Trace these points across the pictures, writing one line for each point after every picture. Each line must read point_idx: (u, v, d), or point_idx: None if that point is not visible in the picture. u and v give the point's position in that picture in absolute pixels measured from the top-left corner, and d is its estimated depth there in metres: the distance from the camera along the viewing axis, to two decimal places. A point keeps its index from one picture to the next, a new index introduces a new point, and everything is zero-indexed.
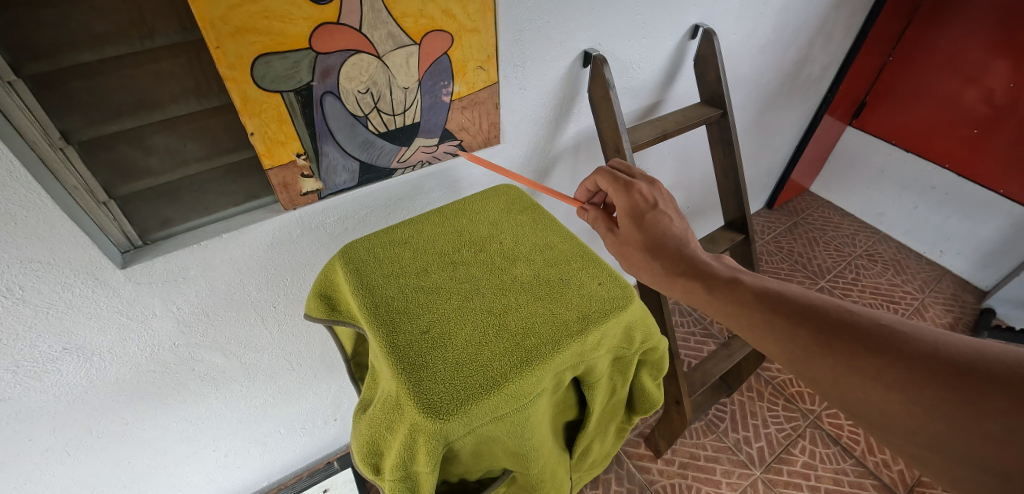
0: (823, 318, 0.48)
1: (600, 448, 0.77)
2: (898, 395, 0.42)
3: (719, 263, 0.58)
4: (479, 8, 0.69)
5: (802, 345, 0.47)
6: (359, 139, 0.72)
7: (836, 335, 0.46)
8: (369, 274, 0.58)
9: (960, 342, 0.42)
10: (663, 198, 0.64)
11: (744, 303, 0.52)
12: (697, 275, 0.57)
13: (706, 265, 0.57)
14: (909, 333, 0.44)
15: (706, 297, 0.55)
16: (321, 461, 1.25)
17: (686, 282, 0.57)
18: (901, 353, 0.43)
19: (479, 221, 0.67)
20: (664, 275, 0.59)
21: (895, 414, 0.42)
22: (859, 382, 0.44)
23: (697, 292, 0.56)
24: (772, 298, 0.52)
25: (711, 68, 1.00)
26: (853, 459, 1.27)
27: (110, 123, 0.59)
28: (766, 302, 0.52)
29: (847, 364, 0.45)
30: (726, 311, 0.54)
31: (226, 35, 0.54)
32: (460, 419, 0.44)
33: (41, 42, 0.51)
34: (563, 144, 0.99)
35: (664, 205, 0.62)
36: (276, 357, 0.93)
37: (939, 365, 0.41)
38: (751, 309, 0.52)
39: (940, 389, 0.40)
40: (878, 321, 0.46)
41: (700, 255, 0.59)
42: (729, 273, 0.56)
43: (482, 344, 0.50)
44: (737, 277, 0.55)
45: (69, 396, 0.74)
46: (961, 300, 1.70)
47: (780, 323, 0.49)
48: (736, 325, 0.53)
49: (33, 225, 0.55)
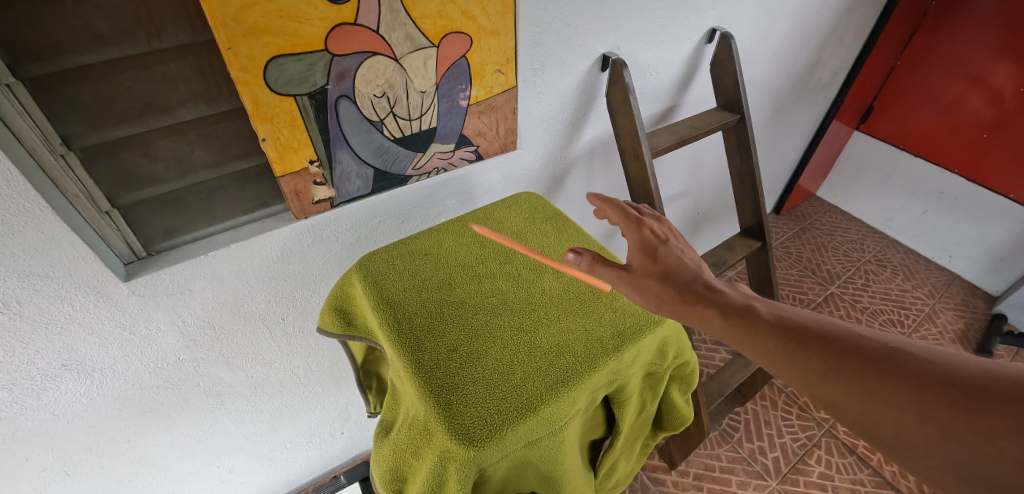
0: (833, 341, 0.43)
1: (623, 466, 0.73)
2: (911, 418, 0.37)
3: (733, 290, 0.50)
4: (499, 9, 0.67)
5: (814, 370, 0.42)
6: (373, 145, 0.69)
7: (846, 357, 0.41)
8: (390, 288, 0.55)
9: (971, 362, 0.37)
10: (674, 236, 0.56)
11: (754, 328, 0.46)
12: (715, 301, 0.49)
13: (717, 292, 0.50)
14: (920, 354, 0.39)
15: (716, 322, 0.48)
16: (327, 475, 1.20)
17: (706, 307, 0.48)
18: (913, 375, 0.38)
19: (502, 231, 0.64)
20: (682, 304, 0.49)
21: (909, 439, 0.37)
22: (872, 405, 0.39)
23: (705, 318, 0.48)
24: (784, 321, 0.46)
25: (729, 73, 0.98)
26: (869, 469, 1.24)
27: (114, 129, 0.56)
28: (778, 326, 0.45)
29: (859, 388, 0.40)
30: (735, 337, 0.47)
31: (238, 35, 0.51)
32: (493, 445, 0.41)
33: (42, 42, 0.48)
34: (578, 150, 0.96)
35: (676, 242, 0.55)
36: (283, 370, 0.89)
37: (954, 386, 0.36)
38: (763, 333, 0.45)
39: (954, 410, 0.36)
40: (887, 343, 0.41)
41: (712, 284, 0.51)
42: (737, 297, 0.49)
43: (514, 364, 0.47)
44: (747, 303, 0.48)
45: (67, 414, 0.70)
46: (971, 306, 1.68)
47: (793, 347, 0.44)
48: (746, 350, 0.46)
49: (31, 237, 0.52)
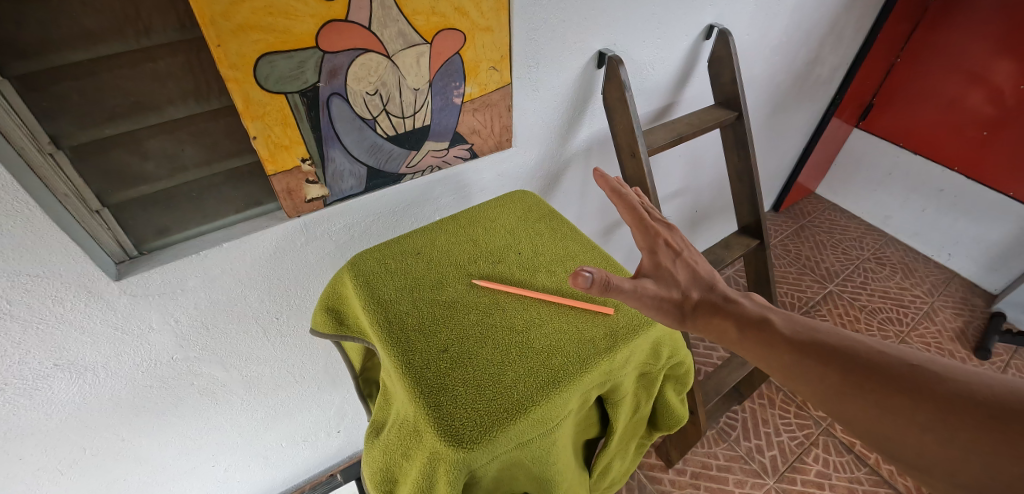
0: (851, 356, 0.44)
1: (619, 466, 0.73)
2: (931, 436, 0.37)
3: (750, 302, 0.53)
4: (494, 5, 0.66)
5: (832, 385, 0.43)
6: (366, 143, 0.68)
7: (865, 374, 0.42)
8: (381, 288, 0.54)
9: (994, 381, 0.37)
10: (687, 247, 0.57)
11: (771, 342, 0.47)
12: (731, 313, 0.51)
13: (735, 306, 0.52)
14: (942, 372, 0.39)
15: (735, 336, 0.50)
16: (324, 474, 1.20)
17: (721, 320, 0.51)
18: (933, 393, 0.38)
19: (495, 230, 0.64)
20: (698, 316, 0.52)
21: (930, 458, 0.37)
22: (890, 422, 0.39)
23: (723, 331, 0.51)
24: (804, 337, 0.47)
25: (727, 70, 0.97)
26: (867, 467, 1.24)
27: (103, 127, 0.56)
28: (797, 341, 0.47)
29: (877, 404, 0.40)
30: (754, 351, 0.48)
31: (227, 32, 0.51)
32: (483, 447, 0.40)
33: (28, 40, 0.48)
34: (574, 148, 0.96)
35: (690, 253, 0.56)
36: (278, 370, 0.89)
37: (976, 405, 0.36)
38: (780, 348, 0.47)
39: (977, 430, 0.35)
40: (909, 360, 0.41)
41: (729, 298, 0.53)
42: (757, 311, 0.51)
43: (505, 364, 0.47)
44: (766, 317, 0.50)
45: (60, 414, 0.70)
46: (970, 304, 1.67)
47: (809, 361, 0.45)
48: (765, 365, 0.48)
49: (21, 236, 0.51)
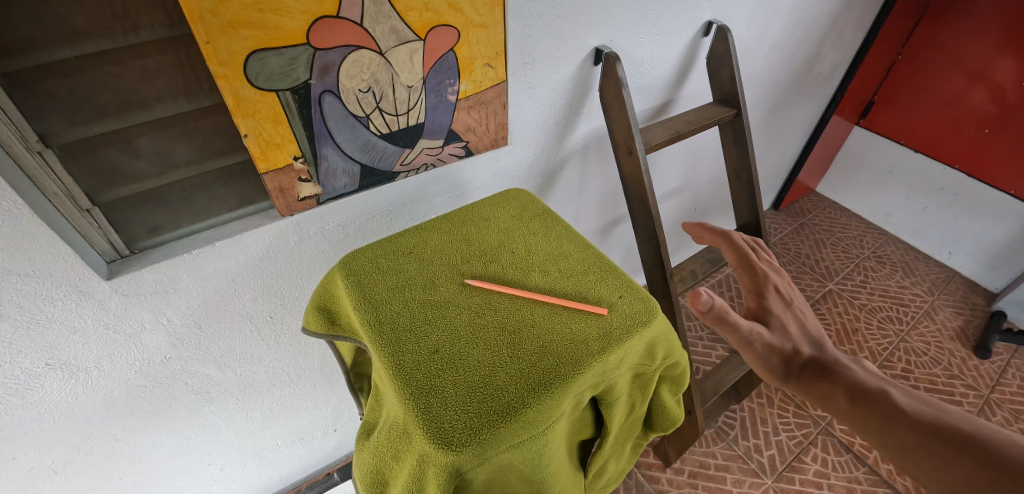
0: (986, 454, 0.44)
1: (614, 466, 0.73)
2: None
3: (863, 371, 0.54)
4: (488, 1, 0.65)
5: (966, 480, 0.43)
6: (359, 141, 0.68)
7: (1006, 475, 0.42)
8: (373, 288, 0.54)
9: None
10: (797, 296, 0.59)
11: (896, 423, 0.48)
12: (841, 379, 0.52)
13: (849, 374, 0.53)
14: None
15: (847, 405, 0.51)
16: (321, 472, 1.20)
17: (831, 385, 0.52)
18: None
19: (488, 229, 0.63)
20: (805, 373, 0.53)
21: None
22: None
23: (835, 398, 0.51)
24: (930, 425, 0.47)
25: (725, 66, 0.96)
26: (866, 467, 1.23)
27: (92, 125, 0.55)
28: (924, 425, 0.47)
29: None
30: (873, 429, 0.49)
31: (216, 29, 0.50)
32: (474, 450, 0.40)
33: (13, 37, 0.47)
34: (571, 145, 0.95)
35: (800, 304, 0.58)
36: (273, 369, 0.89)
37: None
38: (906, 434, 0.47)
39: None
40: None
41: (842, 363, 0.54)
42: (878, 386, 0.52)
43: (497, 366, 0.46)
44: (888, 392, 0.51)
45: (53, 413, 0.70)
46: (970, 303, 1.66)
47: (937, 450, 0.45)
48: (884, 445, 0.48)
49: (9, 236, 0.50)
